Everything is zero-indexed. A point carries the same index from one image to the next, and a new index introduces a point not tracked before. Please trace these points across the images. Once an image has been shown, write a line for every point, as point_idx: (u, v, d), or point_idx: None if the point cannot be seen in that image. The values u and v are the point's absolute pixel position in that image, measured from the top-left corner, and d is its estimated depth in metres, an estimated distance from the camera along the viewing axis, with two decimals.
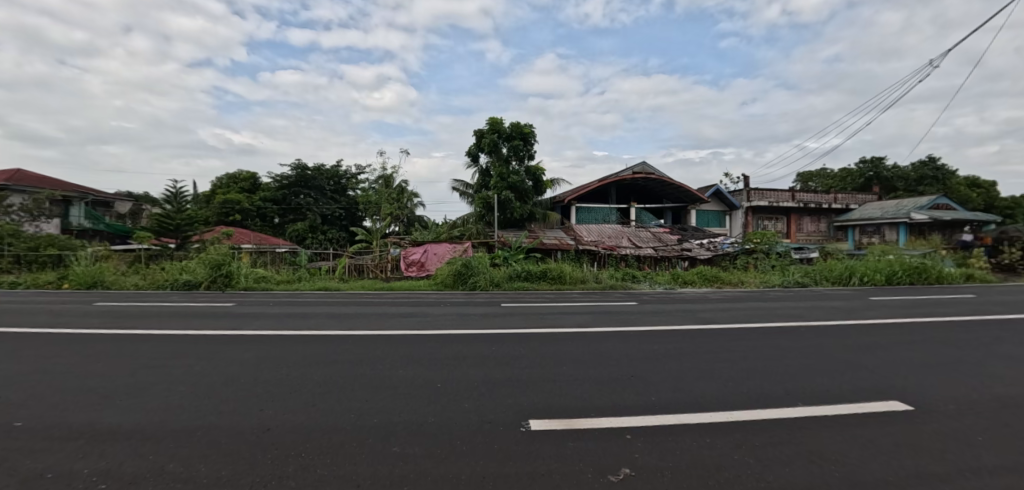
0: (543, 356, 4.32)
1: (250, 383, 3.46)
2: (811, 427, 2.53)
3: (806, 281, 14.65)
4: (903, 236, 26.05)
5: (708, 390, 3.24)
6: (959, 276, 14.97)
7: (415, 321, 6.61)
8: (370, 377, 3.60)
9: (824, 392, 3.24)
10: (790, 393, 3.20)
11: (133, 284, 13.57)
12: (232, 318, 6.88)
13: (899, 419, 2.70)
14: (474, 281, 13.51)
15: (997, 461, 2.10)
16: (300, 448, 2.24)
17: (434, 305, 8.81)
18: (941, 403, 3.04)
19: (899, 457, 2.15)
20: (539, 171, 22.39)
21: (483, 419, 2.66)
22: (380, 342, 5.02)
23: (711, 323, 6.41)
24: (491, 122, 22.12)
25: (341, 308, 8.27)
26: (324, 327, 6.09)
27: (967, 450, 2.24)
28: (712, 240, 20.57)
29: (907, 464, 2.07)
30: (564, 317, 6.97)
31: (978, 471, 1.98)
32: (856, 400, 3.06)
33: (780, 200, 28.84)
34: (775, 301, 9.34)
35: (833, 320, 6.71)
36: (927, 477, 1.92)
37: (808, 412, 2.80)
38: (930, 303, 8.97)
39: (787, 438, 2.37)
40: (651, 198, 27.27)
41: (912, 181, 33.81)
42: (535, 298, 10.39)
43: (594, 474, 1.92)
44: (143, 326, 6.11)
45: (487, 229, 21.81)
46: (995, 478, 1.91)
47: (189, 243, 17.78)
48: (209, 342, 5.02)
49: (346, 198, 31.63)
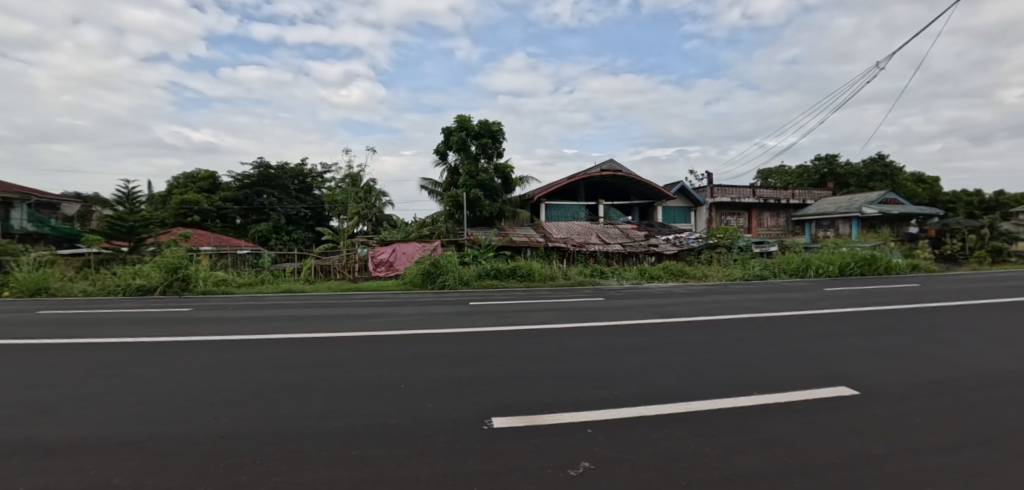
0: (512, 354, 4.32)
1: (207, 390, 3.32)
2: (763, 414, 2.63)
3: (766, 274, 15.28)
4: (855, 230, 27.41)
5: (669, 382, 3.33)
6: (905, 266, 15.92)
7: (380, 322, 6.47)
8: (336, 380, 3.52)
9: (779, 380, 3.38)
10: (745, 382, 3.31)
11: (82, 290, 12.88)
12: (185, 324, 6.53)
13: (848, 404, 2.83)
14: (443, 279, 13.42)
15: (932, 441, 2.23)
16: (258, 455, 2.17)
17: (403, 305, 8.73)
18: (884, 386, 3.23)
19: (848, 439, 2.25)
20: (508, 169, 22.36)
21: (447, 418, 2.63)
22: (340, 345, 4.87)
23: (675, 316, 6.63)
24: (459, 119, 21.97)
25: (301, 310, 8.02)
26: (285, 330, 5.93)
27: (903, 429, 2.40)
28: (678, 237, 21.19)
29: (854, 446, 2.17)
30: (534, 314, 7.02)
31: (920, 451, 2.10)
32: (807, 386, 3.20)
33: (741, 196, 29.84)
34: (736, 294, 9.72)
35: (789, 311, 7.03)
36: (870, 458, 2.02)
37: (763, 399, 2.91)
38: (874, 292, 9.53)
39: (743, 425, 2.44)
40: (619, 194, 27.84)
41: (864, 177, 35.78)
42: (505, 296, 10.41)
43: (554, 468, 1.93)
44: (92, 334, 5.78)
45: (457, 228, 21.74)
46: (930, 457, 2.03)
47: (144, 245, 16.98)
48: (165, 349, 4.80)
49: (312, 198, 30.89)
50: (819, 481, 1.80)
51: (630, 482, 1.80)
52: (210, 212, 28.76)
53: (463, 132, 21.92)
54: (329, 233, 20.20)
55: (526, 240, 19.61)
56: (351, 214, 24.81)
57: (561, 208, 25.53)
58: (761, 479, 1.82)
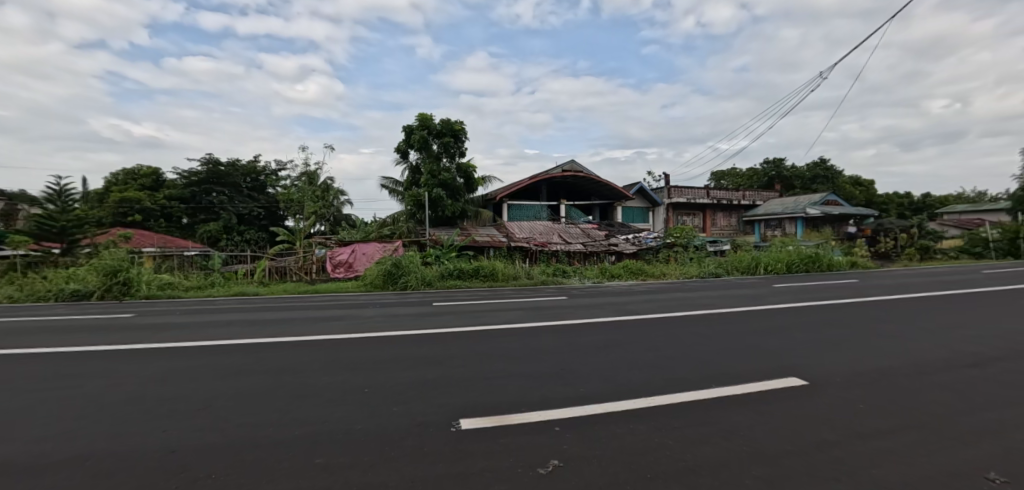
0: (477, 354, 4.31)
1: (155, 401, 3.12)
2: (722, 406, 2.75)
3: (720, 271, 16.06)
4: (799, 229, 29.18)
5: (634, 378, 3.41)
6: (845, 263, 17.04)
7: (342, 325, 6.29)
8: (298, 386, 3.40)
9: (736, 373, 3.53)
10: (705, 376, 3.45)
11: (5, 296, 11.78)
12: (126, 331, 6.08)
13: (800, 393, 2.99)
14: (406, 280, 13.26)
15: (874, 425, 2.40)
16: (212, 469, 2.05)
17: (364, 307, 8.53)
18: (829, 375, 3.45)
19: (801, 427, 2.38)
20: (471, 168, 22.34)
21: (414, 421, 2.59)
22: (300, 349, 4.70)
23: (637, 314, 6.83)
24: (421, 117, 21.78)
25: (254, 314, 7.66)
26: (240, 335, 5.65)
27: (849, 416, 2.56)
28: (637, 237, 21.66)
29: (807, 433, 2.30)
30: (499, 314, 7.03)
31: (865, 436, 2.25)
32: (762, 378, 3.37)
33: (695, 197, 30.95)
34: (692, 291, 10.13)
35: (743, 307, 7.39)
36: (821, 444, 2.15)
37: (722, 392, 3.04)
38: (816, 288, 10.18)
39: (704, 418, 2.54)
40: (580, 194, 28.42)
41: (807, 179, 38.09)
42: (468, 296, 10.40)
43: (524, 468, 1.94)
44: (16, 345, 5.27)
45: (418, 227, 21.49)
46: (873, 441, 2.18)
47: (78, 247, 15.69)
48: (105, 359, 4.45)
49: (265, 196, 29.66)
50: (775, 468, 1.89)
51: (597, 477, 1.83)
52: (153, 211, 26.95)
53: (425, 131, 21.75)
54: (285, 234, 19.42)
55: (489, 240, 19.64)
56: (309, 213, 23.82)
57: (523, 208, 25.80)
58: (723, 468, 1.90)
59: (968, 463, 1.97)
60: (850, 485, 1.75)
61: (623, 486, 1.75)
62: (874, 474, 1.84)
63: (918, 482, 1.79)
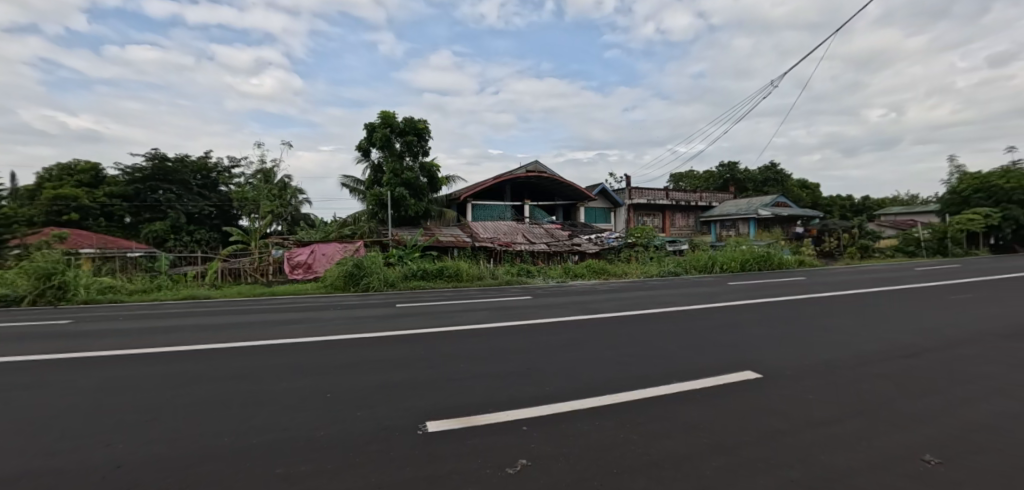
0: (443, 355, 4.29)
1: (97, 414, 2.91)
2: (683, 400, 2.85)
3: (678, 270, 16.69)
4: (752, 229, 30.69)
5: (599, 376, 3.48)
6: (793, 262, 18.09)
7: (303, 328, 6.08)
8: (256, 393, 3.26)
9: (696, 368, 3.67)
10: (667, 372, 3.56)
11: None
12: (59, 340, 5.62)
13: (755, 386, 3.15)
14: (367, 281, 12.97)
15: (822, 414, 2.56)
16: (163, 484, 1.93)
17: (325, 309, 8.30)
18: (781, 368, 3.64)
19: (756, 418, 2.50)
20: (435, 168, 22.10)
21: (379, 426, 2.54)
22: (258, 355, 4.52)
23: (601, 312, 6.98)
24: (383, 114, 21.38)
25: (204, 319, 7.27)
26: (191, 341, 5.35)
27: (801, 405, 2.72)
28: (600, 236, 21.96)
29: (763, 423, 2.41)
30: (465, 314, 7.02)
31: (814, 424, 2.40)
32: (721, 372, 3.52)
33: (655, 199, 31.75)
34: (652, 289, 10.46)
35: (701, 304, 7.70)
36: (775, 433, 2.26)
37: (683, 387, 3.15)
38: (765, 285, 10.75)
39: (666, 412, 2.63)
40: (543, 194, 28.77)
41: (759, 182, 40.04)
42: (432, 297, 10.31)
43: (492, 468, 1.94)
44: None
45: (381, 227, 21.11)
46: (822, 429, 2.32)
47: (5, 248, 14.55)
48: (36, 370, 4.09)
49: (217, 194, 28.34)
50: (733, 458, 1.98)
51: (565, 474, 1.86)
52: (91, 210, 25.05)
53: (388, 129, 21.36)
54: (239, 233, 18.58)
55: (452, 240, 19.51)
56: (265, 212, 22.41)
57: (487, 208, 25.87)
58: (685, 460, 1.96)
59: (906, 446, 2.12)
60: (802, 472, 1.85)
61: (590, 482, 1.78)
62: (823, 460, 1.95)
63: (863, 467, 1.91)
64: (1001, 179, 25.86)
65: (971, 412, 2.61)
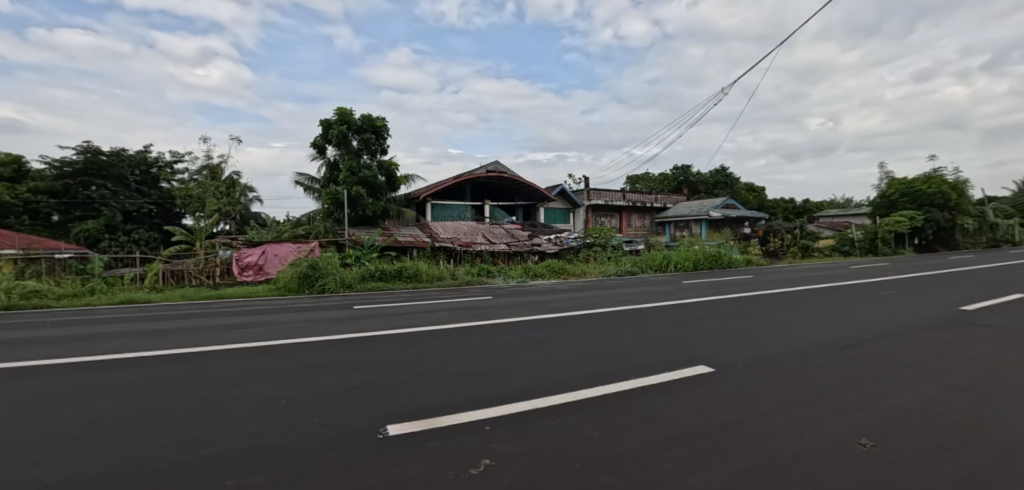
0: (403, 357, 4.24)
1: (20, 430, 2.65)
2: (640, 395, 2.94)
3: (635, 269, 17.25)
4: (703, 230, 32.10)
5: (561, 374, 3.53)
6: (741, 261, 19.14)
7: (254, 333, 5.81)
8: (206, 401, 3.11)
9: (653, 364, 3.81)
10: (626, 369, 3.66)
11: None
12: None
13: (708, 379, 3.30)
14: (323, 283, 12.58)
15: (768, 403, 2.72)
16: None
17: (277, 312, 7.96)
18: (731, 362, 3.83)
19: (709, 410, 2.63)
20: (393, 167, 21.67)
21: (337, 431, 2.47)
22: (206, 361, 4.27)
23: (561, 311, 7.11)
24: (339, 111, 20.84)
25: (141, 325, 6.74)
26: (127, 348, 4.98)
27: (750, 396, 2.88)
28: (559, 237, 22.36)
29: (715, 415, 2.53)
30: (424, 315, 6.95)
31: (760, 413, 2.54)
32: (675, 367, 3.66)
33: (613, 200, 32.48)
34: (609, 289, 10.75)
35: (656, 302, 7.98)
36: (727, 424, 2.38)
37: (640, 382, 3.25)
38: (713, 284, 11.29)
39: (624, 407, 2.71)
40: (503, 195, 28.97)
41: (710, 185, 41.91)
42: (390, 298, 10.13)
43: (456, 469, 1.93)
44: None
45: (337, 227, 20.49)
46: (769, 418, 2.47)
47: None
48: None
49: (157, 191, 23.96)
50: (690, 449, 2.07)
51: (527, 472, 1.88)
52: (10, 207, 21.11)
53: (344, 126, 20.80)
54: (181, 233, 17.39)
55: (411, 240, 19.25)
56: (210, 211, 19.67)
57: (447, 208, 25.76)
58: (645, 454, 2.02)
59: (845, 431, 2.28)
60: (752, 459, 1.95)
61: (552, 479, 1.81)
62: (772, 448, 2.07)
63: (807, 452, 2.04)
64: (924, 186, 28.43)
65: (897, 397, 2.86)
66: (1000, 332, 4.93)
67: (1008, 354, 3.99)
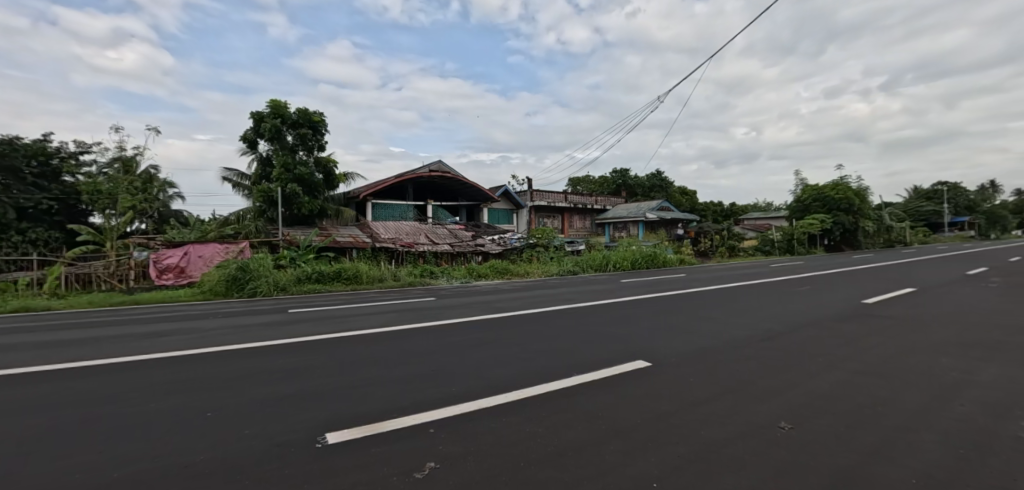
0: (343, 362, 4.11)
1: None
2: (582, 391, 3.05)
3: (576, 269, 17.78)
4: (640, 231, 33.49)
5: (506, 374, 3.58)
6: (675, 260, 20.34)
7: (175, 341, 5.34)
8: (119, 417, 2.83)
9: (596, 360, 3.96)
10: (569, 366, 3.77)
11: None
12: None
13: (646, 373, 3.47)
14: (254, 285, 11.85)
15: (699, 394, 2.91)
16: None
17: (201, 318, 7.35)
18: (666, 356, 4.05)
19: (646, 402, 2.77)
20: (331, 164, 20.80)
21: (272, 442, 2.36)
22: (120, 374, 3.88)
23: (507, 311, 7.19)
24: (272, 104, 19.74)
25: (38, 336, 5.96)
26: (20, 363, 4.39)
27: (684, 387, 3.07)
28: (502, 237, 22.65)
29: (652, 406, 2.68)
30: (365, 318, 6.74)
31: (691, 404, 2.72)
32: (616, 363, 3.83)
33: (554, 201, 33.25)
34: (551, 288, 11.01)
35: (599, 300, 8.28)
36: (663, 415, 2.52)
37: (582, 378, 3.37)
38: (647, 282, 11.89)
39: (567, 403, 2.80)
40: (446, 194, 28.81)
41: (647, 188, 43.96)
42: (327, 301, 9.72)
43: (399, 474, 1.91)
44: None
45: (269, 226, 19.46)
46: (700, 407, 2.64)
47: None
48: None
49: (59, 185, 18.77)
50: (629, 440, 2.17)
51: (471, 472, 1.89)
52: None
53: (278, 119, 19.71)
54: (88, 233, 15.89)
55: (351, 241, 18.69)
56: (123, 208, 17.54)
57: (388, 208, 25.16)
58: (587, 448, 2.09)
59: (768, 417, 2.50)
60: (686, 447, 2.09)
61: (498, 478, 1.83)
62: (703, 435, 2.23)
63: (734, 437, 2.21)
64: (832, 191, 31.63)
65: (810, 383, 3.18)
66: (889, 322, 5.63)
67: (895, 341, 4.58)
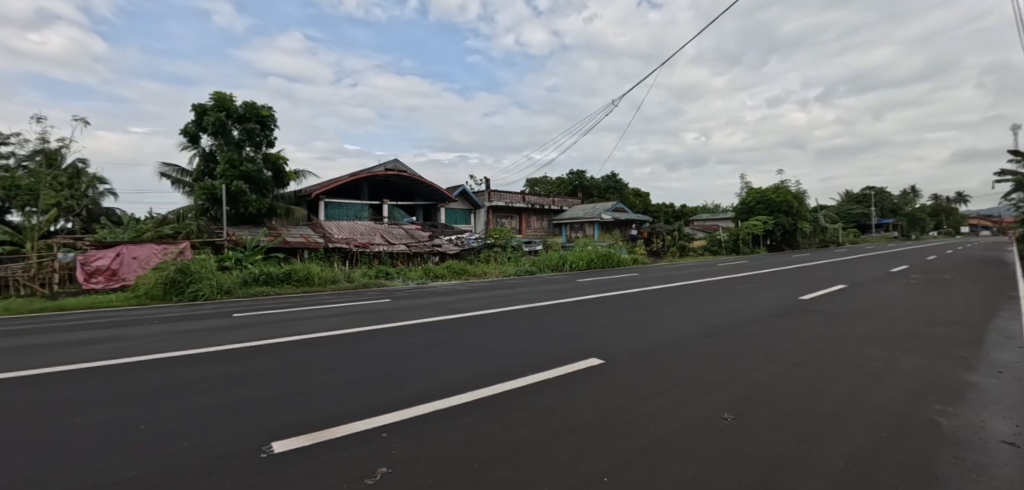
0: (293, 367, 3.97)
1: None
2: (536, 390, 3.10)
3: (533, 269, 17.99)
4: (596, 231, 34.23)
5: (463, 375, 3.58)
6: (629, 260, 21.05)
7: (104, 350, 4.94)
8: (40, 434, 2.60)
9: (552, 359, 4.04)
10: (526, 366, 3.83)
11: None
12: None
13: (600, 371, 3.59)
14: (196, 288, 11.19)
15: (649, 389, 3.04)
16: None
17: (133, 324, 6.83)
18: (620, 353, 4.20)
19: (598, 399, 2.87)
20: (281, 161, 19.85)
21: (214, 454, 2.26)
22: (41, 387, 3.55)
23: (465, 312, 7.18)
24: (216, 96, 18.64)
25: None
26: None
27: (634, 384, 3.19)
28: (461, 237, 22.50)
29: (604, 403, 2.78)
30: (317, 321, 6.51)
31: (640, 399, 2.83)
32: (571, 361, 3.93)
33: (512, 201, 33.50)
34: (508, 288, 11.08)
35: (556, 300, 8.41)
36: (614, 411, 2.62)
37: (537, 377, 3.44)
38: (601, 282, 12.22)
39: (521, 403, 2.84)
40: (403, 194, 28.43)
41: (602, 190, 45.23)
42: (275, 303, 9.32)
43: (350, 481, 1.88)
44: None
45: (213, 227, 18.44)
46: (649, 402, 2.76)
47: None
48: None
49: None
50: (581, 437, 2.24)
51: (424, 475, 1.90)
52: None
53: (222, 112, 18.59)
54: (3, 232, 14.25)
55: (303, 241, 18.04)
56: (48, 206, 15.99)
57: (341, 207, 24.43)
58: (540, 446, 2.14)
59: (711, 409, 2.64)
60: (635, 441, 2.18)
61: (450, 479, 1.85)
62: (651, 429, 2.33)
63: (679, 430, 2.33)
64: (773, 194, 33.67)
65: (749, 375, 3.39)
66: (819, 317, 6.09)
67: (825, 335, 4.96)
